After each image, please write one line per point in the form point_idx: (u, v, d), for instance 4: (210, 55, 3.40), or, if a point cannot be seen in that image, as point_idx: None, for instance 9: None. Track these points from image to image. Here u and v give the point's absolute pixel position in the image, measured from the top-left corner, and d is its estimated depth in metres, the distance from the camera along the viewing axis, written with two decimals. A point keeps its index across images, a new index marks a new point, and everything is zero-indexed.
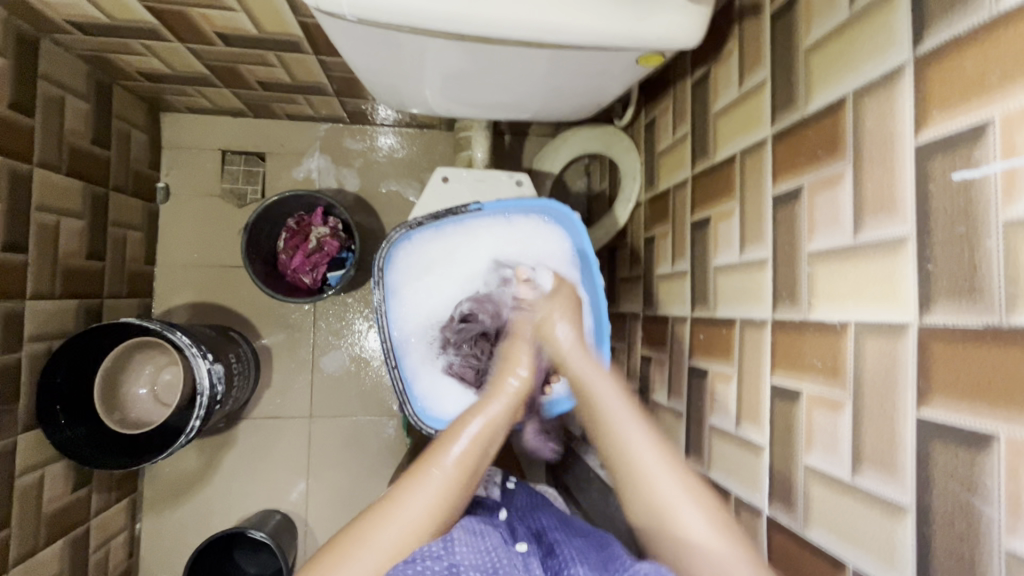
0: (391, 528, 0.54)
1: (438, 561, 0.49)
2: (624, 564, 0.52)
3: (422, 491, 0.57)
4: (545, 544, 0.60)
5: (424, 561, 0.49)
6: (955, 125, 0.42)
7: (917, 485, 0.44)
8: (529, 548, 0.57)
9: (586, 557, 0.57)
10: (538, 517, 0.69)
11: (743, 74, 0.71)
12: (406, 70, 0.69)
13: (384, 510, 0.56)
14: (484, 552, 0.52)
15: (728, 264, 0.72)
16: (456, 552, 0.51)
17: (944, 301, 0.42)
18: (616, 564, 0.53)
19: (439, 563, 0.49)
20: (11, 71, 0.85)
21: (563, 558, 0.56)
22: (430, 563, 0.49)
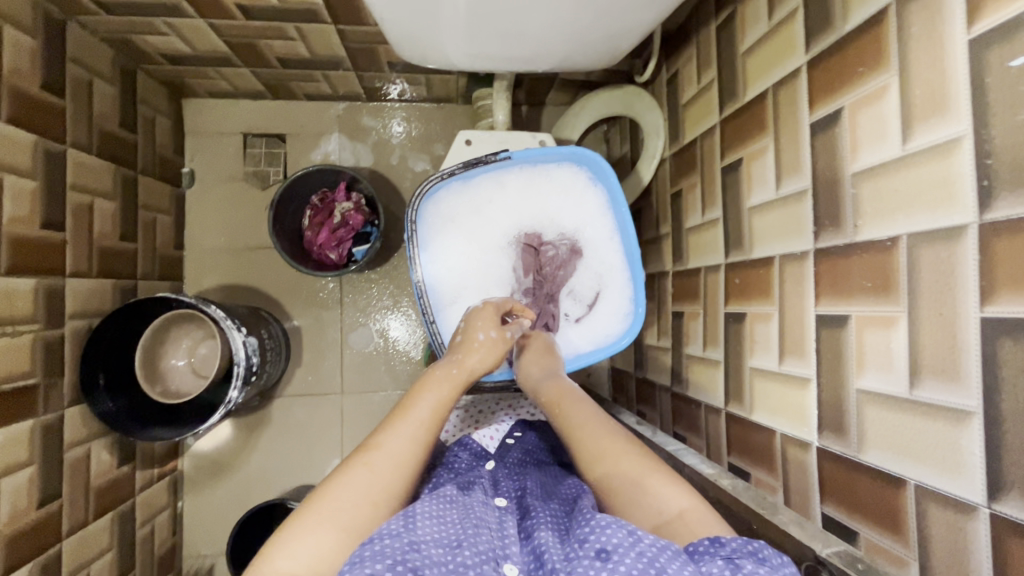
0: (353, 489, 0.53)
1: (398, 538, 0.48)
2: (590, 520, 0.50)
3: (399, 438, 0.58)
4: (523, 505, 0.61)
5: (383, 539, 0.47)
6: (1013, 11, 0.40)
7: (983, 386, 0.42)
8: (506, 510, 0.58)
9: (558, 517, 0.56)
10: (522, 479, 0.67)
11: (772, 6, 0.69)
12: (432, 18, 0.69)
13: (342, 479, 0.54)
14: (447, 525, 0.51)
15: (765, 203, 0.71)
16: (417, 530, 0.50)
17: (1006, 194, 0.41)
18: (583, 522, 0.52)
19: (399, 540, 0.48)
20: (41, 53, 0.87)
21: (538, 520, 0.55)
22: (389, 541, 0.47)
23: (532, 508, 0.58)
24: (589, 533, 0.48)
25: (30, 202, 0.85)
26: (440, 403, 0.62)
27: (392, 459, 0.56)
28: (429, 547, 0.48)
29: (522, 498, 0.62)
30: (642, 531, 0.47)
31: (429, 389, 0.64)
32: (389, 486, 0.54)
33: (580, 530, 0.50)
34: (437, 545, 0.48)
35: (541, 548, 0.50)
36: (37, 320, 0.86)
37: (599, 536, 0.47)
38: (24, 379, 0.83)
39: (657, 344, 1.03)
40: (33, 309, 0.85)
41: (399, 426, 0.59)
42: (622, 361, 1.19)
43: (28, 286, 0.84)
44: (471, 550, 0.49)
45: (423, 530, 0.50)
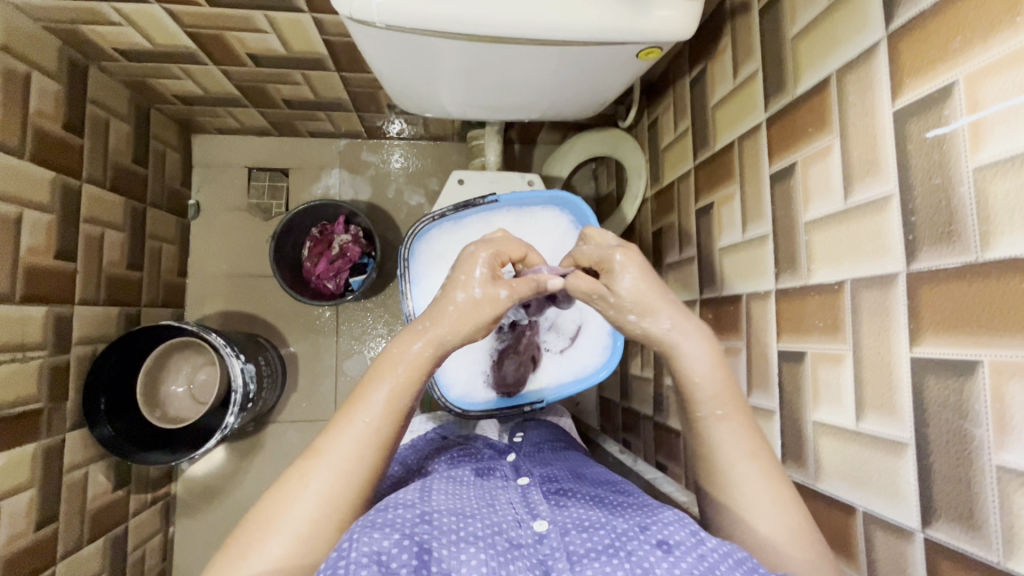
0: (302, 501, 0.52)
1: (410, 509, 0.51)
2: (654, 514, 0.51)
3: (344, 442, 0.54)
4: (551, 483, 0.62)
5: (395, 509, 0.50)
6: (925, 90, 0.46)
7: (914, 420, 0.47)
8: (530, 487, 0.60)
9: (592, 501, 0.57)
10: (550, 466, 0.68)
11: (736, 66, 0.76)
12: (425, 73, 0.74)
13: (290, 491, 0.52)
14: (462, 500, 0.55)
15: (733, 244, 0.76)
16: (431, 502, 0.53)
17: (927, 249, 0.46)
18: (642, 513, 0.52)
19: (410, 510, 0.51)
20: (64, 96, 0.94)
21: (564, 499, 0.57)
22: (402, 511, 0.50)
23: (563, 489, 0.60)
24: (650, 523, 0.49)
25: (46, 234, 0.90)
26: (391, 398, 0.56)
27: (339, 465, 0.53)
28: (440, 516, 0.50)
29: (549, 480, 0.63)
30: (704, 532, 0.47)
31: (379, 381, 0.57)
32: (335, 497, 0.53)
33: (637, 518, 0.51)
34: (449, 514, 0.51)
35: (565, 522, 0.52)
36: (45, 346, 0.90)
37: (661, 528, 0.48)
38: (29, 404, 0.87)
39: (641, 374, 1.07)
40: (42, 335, 0.89)
41: (346, 427, 0.55)
42: (608, 390, 1.23)
43: (38, 313, 0.89)
44: (482, 522, 0.51)
45: (436, 503, 0.53)
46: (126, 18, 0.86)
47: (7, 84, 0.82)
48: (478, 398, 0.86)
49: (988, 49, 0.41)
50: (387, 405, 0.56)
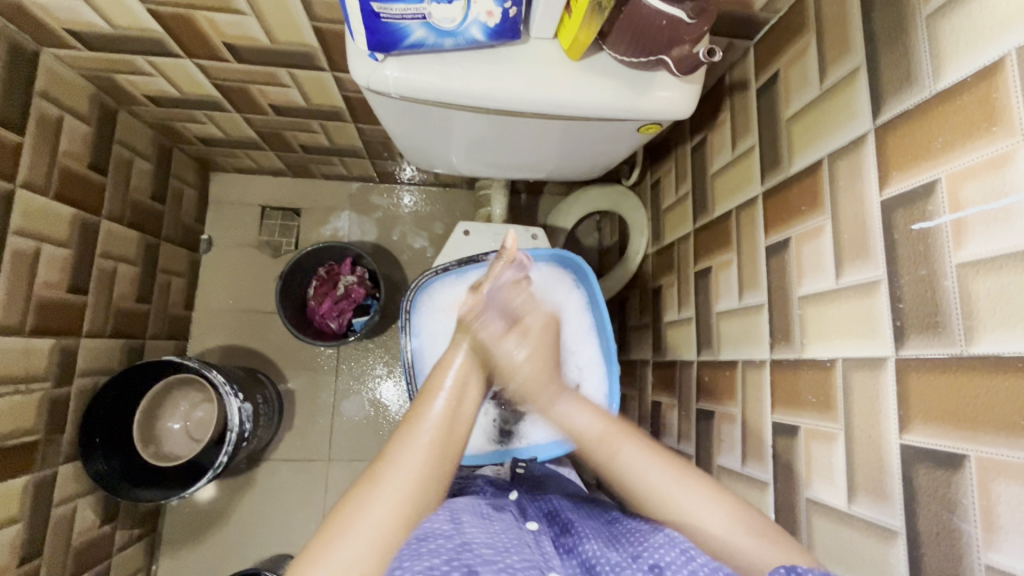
0: (376, 509, 0.53)
1: (449, 540, 0.50)
2: (644, 539, 0.54)
3: (415, 449, 0.58)
4: (557, 521, 0.61)
5: (435, 540, 0.49)
6: (911, 184, 0.48)
7: (904, 507, 0.47)
8: (540, 530, 0.59)
9: (598, 534, 0.58)
10: (550, 498, 0.68)
11: (735, 139, 0.79)
12: (436, 136, 0.77)
13: (364, 494, 0.54)
14: (494, 534, 0.53)
15: (729, 309, 0.77)
16: (465, 533, 0.52)
17: (914, 337, 0.47)
18: (636, 539, 0.55)
19: (450, 540, 0.50)
20: (92, 137, 0.98)
21: (575, 535, 0.57)
22: (442, 541, 0.49)
23: (570, 523, 0.60)
24: (642, 551, 0.52)
25: (62, 268, 0.93)
26: (445, 411, 0.62)
27: (408, 476, 0.56)
28: (479, 547, 0.49)
29: (554, 514, 0.63)
30: (694, 551, 0.50)
31: (442, 387, 0.65)
32: (408, 494, 0.55)
33: (632, 546, 0.54)
34: (487, 547, 0.50)
35: (583, 561, 0.53)
36: (48, 378, 0.91)
37: (653, 553, 0.51)
38: (26, 436, 0.87)
39: None
40: (46, 367, 0.91)
41: (411, 443, 0.58)
42: None
43: (44, 346, 0.90)
44: (518, 555, 0.50)
45: (471, 534, 0.52)
46: (158, 69, 0.91)
47: (40, 128, 0.87)
48: (478, 452, 0.87)
49: (968, 153, 0.43)
50: (441, 420, 0.61)
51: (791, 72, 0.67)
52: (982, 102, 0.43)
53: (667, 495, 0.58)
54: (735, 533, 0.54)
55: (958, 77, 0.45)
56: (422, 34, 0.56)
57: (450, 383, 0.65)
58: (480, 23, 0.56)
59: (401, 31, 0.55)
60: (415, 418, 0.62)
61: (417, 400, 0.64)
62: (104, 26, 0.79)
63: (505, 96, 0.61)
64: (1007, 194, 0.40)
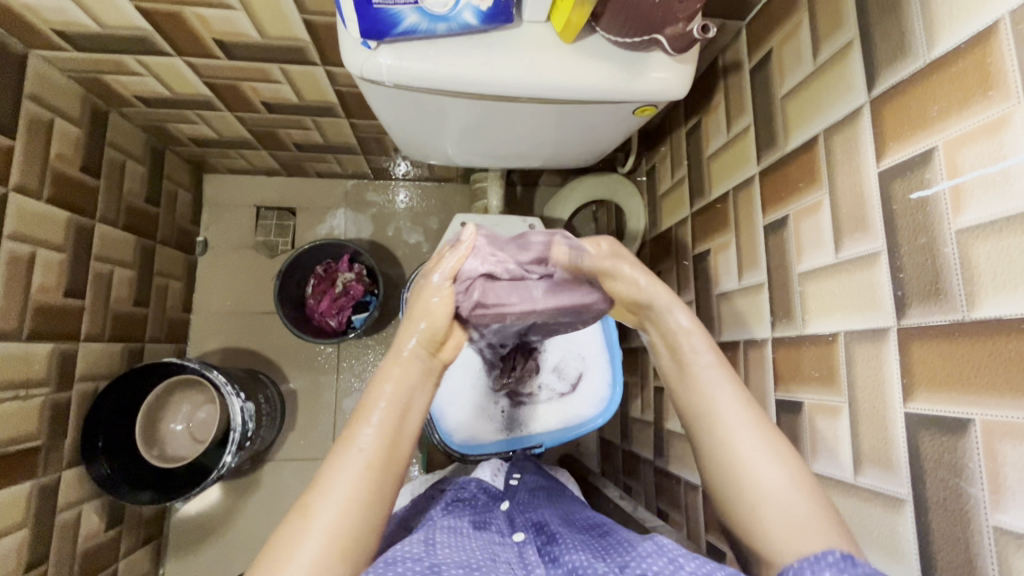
0: (307, 543, 0.47)
1: (417, 562, 0.51)
2: (632, 548, 0.53)
3: (344, 474, 0.51)
4: (543, 532, 0.62)
5: (405, 562, 0.50)
6: (908, 153, 0.48)
7: (911, 475, 0.47)
8: (525, 540, 0.60)
9: (587, 544, 0.58)
10: (539, 510, 0.68)
11: (730, 120, 0.79)
12: (432, 126, 0.77)
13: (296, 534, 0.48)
14: (466, 551, 0.56)
15: (730, 291, 0.77)
16: (437, 555, 0.53)
17: (916, 305, 0.47)
18: (622, 550, 0.54)
19: (419, 563, 0.50)
20: (84, 140, 0.97)
21: (559, 545, 0.58)
22: (409, 564, 0.50)
23: (555, 533, 0.60)
24: (630, 560, 0.51)
25: (58, 272, 0.93)
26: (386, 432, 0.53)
27: (341, 501, 0.50)
28: (448, 567, 0.51)
29: (541, 526, 0.63)
30: (683, 558, 0.49)
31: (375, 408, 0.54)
32: (340, 530, 0.49)
33: (619, 555, 0.53)
34: (457, 566, 0.52)
35: (565, 568, 0.54)
36: (48, 383, 0.91)
37: (639, 562, 0.50)
38: (27, 442, 0.87)
39: (641, 417, 1.06)
40: (45, 372, 0.90)
41: (342, 465, 0.51)
42: (608, 432, 1.22)
43: (43, 351, 0.90)
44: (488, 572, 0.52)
45: (443, 555, 0.53)
46: (148, 68, 0.90)
47: (31, 131, 0.86)
48: (484, 442, 0.87)
49: (964, 119, 0.44)
50: (381, 434, 0.53)
51: (784, 49, 0.67)
52: (977, 67, 0.43)
53: (729, 431, 0.53)
54: (794, 496, 0.48)
55: (952, 44, 0.45)
56: (415, 20, 0.56)
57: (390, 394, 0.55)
58: (473, 6, 0.56)
59: (393, 16, 0.55)
60: (352, 432, 0.53)
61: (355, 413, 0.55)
62: (92, 26, 0.78)
63: (500, 81, 0.60)
64: (1003, 158, 0.41)
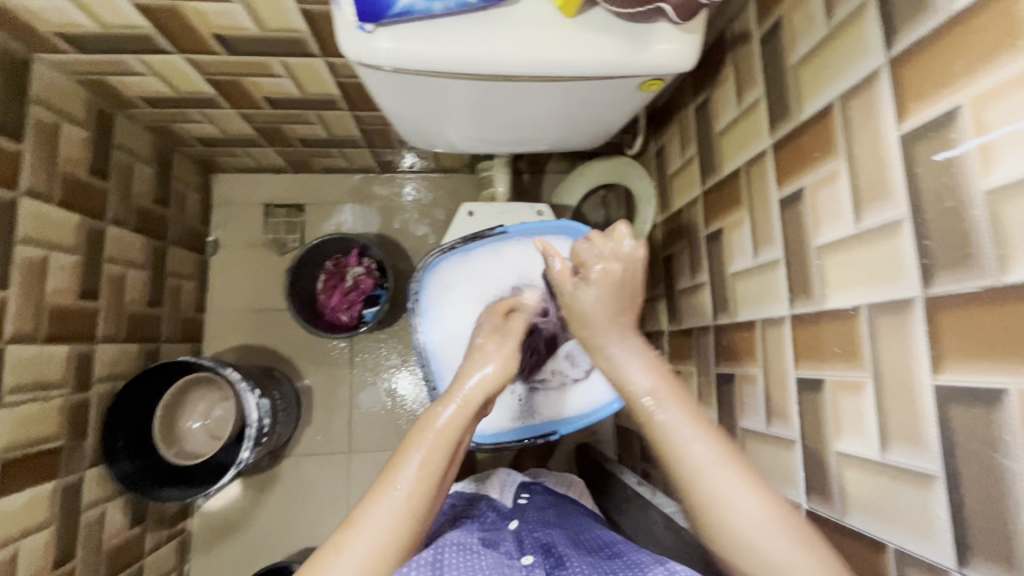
0: (341, 570, 0.51)
1: None
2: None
3: (381, 513, 0.54)
4: (551, 555, 0.60)
5: None
6: (931, 113, 0.46)
7: (942, 451, 0.45)
8: (533, 563, 0.58)
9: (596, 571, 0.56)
10: (548, 530, 0.67)
11: (740, 93, 0.77)
12: (434, 111, 0.76)
13: (376, 497, 0.55)
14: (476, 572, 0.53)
15: (745, 269, 0.75)
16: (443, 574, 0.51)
17: (943, 273, 0.45)
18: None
19: None
20: (91, 143, 0.98)
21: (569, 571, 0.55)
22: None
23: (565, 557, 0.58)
24: None
25: (71, 274, 0.93)
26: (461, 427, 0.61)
27: (372, 538, 0.53)
28: None
29: (550, 548, 0.62)
30: None
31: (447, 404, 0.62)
32: (371, 567, 0.52)
33: None
34: None
35: None
36: (67, 384, 0.92)
37: None
38: (49, 442, 0.88)
39: None
40: (64, 374, 0.91)
41: (379, 503, 0.55)
42: (625, 419, 1.20)
43: (61, 352, 0.91)
44: None
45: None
46: (150, 68, 0.90)
47: (38, 134, 0.86)
48: (500, 430, 0.86)
49: (991, 73, 0.41)
50: (418, 479, 0.56)
51: (795, 15, 0.65)
52: (1004, 16, 0.41)
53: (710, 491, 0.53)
54: (771, 532, 0.50)
55: None
56: None
57: (438, 431, 0.60)
58: None
59: None
60: (394, 471, 0.57)
61: (399, 451, 0.59)
62: (92, 26, 0.78)
63: (500, 60, 0.59)
64: None
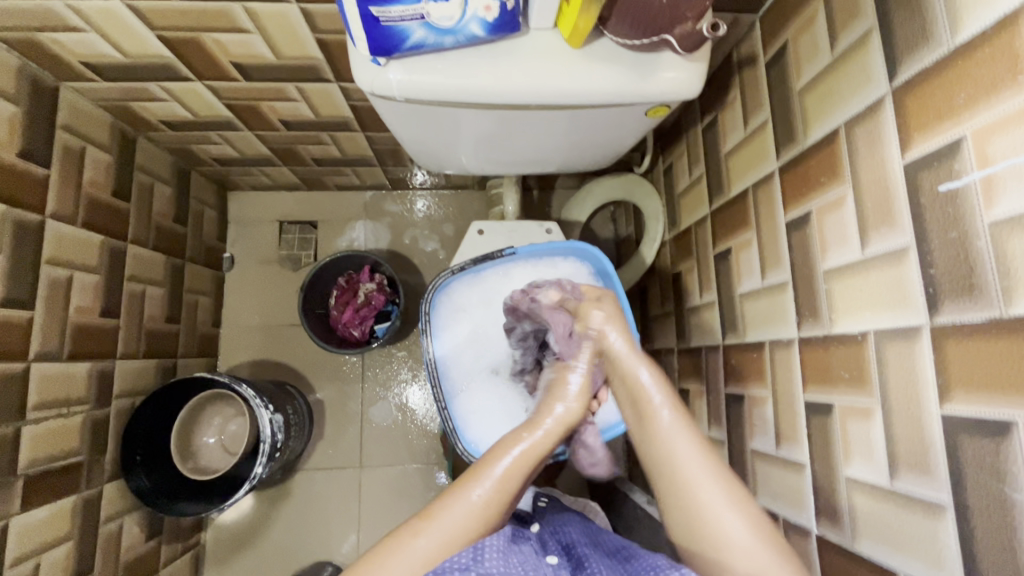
0: (417, 550, 0.57)
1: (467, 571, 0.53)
2: None
3: (459, 508, 0.61)
4: (572, 555, 0.62)
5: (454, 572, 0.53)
6: (934, 144, 0.46)
7: (951, 480, 0.45)
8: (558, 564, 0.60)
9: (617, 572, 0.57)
10: (568, 529, 0.69)
11: (747, 116, 0.77)
12: (444, 136, 0.77)
13: (451, 501, 0.62)
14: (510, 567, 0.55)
15: (753, 290, 0.75)
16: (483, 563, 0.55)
17: (949, 302, 0.45)
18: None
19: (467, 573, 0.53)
20: (114, 165, 1.01)
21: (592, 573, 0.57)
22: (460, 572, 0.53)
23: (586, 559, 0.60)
24: None
25: (94, 293, 0.96)
26: (536, 445, 0.68)
27: (445, 528, 0.59)
28: None
29: (571, 548, 0.64)
30: None
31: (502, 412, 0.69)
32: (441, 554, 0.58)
33: None
34: None
35: None
36: (88, 400, 0.95)
37: None
38: (70, 458, 0.90)
39: None
40: (85, 390, 0.94)
41: (457, 500, 0.62)
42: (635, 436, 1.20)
43: (82, 369, 0.94)
44: None
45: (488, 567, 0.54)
46: (171, 94, 0.93)
47: (65, 159, 0.90)
48: None
49: (993, 107, 0.42)
50: (500, 481, 0.64)
51: (800, 41, 0.65)
52: (1005, 52, 0.41)
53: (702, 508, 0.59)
54: (758, 553, 0.55)
55: (978, 28, 0.43)
56: (422, 35, 0.56)
57: (518, 451, 0.67)
58: (479, 18, 0.56)
59: (400, 33, 0.56)
60: (481, 467, 0.65)
61: (484, 455, 0.67)
62: (118, 57, 0.82)
63: (509, 90, 0.60)
64: None
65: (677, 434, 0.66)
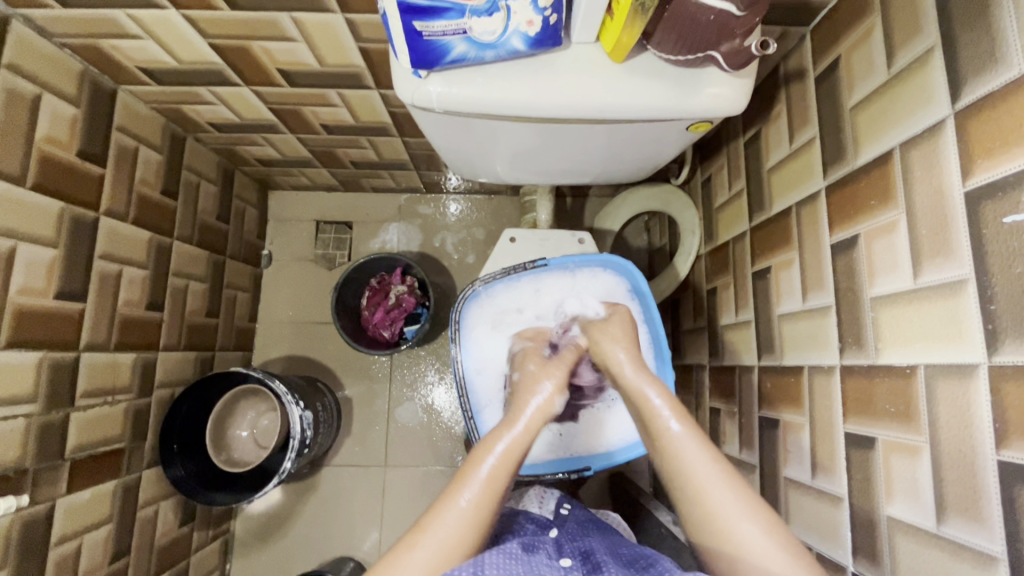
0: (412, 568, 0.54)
1: None
2: None
3: (449, 519, 0.58)
4: (589, 561, 0.63)
5: None
6: (1000, 172, 0.44)
7: (1005, 530, 0.43)
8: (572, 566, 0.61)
9: None
10: (586, 539, 0.70)
11: (793, 132, 0.75)
12: (480, 147, 0.77)
13: (441, 508, 0.59)
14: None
15: (793, 311, 0.73)
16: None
17: (1010, 341, 0.43)
18: None
19: None
20: (164, 164, 1.05)
21: None
22: None
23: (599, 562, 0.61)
24: None
25: (140, 287, 1.01)
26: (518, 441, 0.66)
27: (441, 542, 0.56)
28: None
29: (588, 554, 0.65)
30: None
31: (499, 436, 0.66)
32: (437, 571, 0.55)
33: None
34: None
35: None
36: (131, 389, 0.99)
37: None
38: (113, 444, 0.94)
39: None
40: (129, 379, 0.98)
41: (448, 510, 0.59)
42: None
43: (127, 360, 0.98)
44: None
45: None
46: (219, 97, 0.96)
47: (119, 158, 0.94)
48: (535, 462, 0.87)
49: None
50: (488, 486, 0.61)
51: (854, 56, 0.63)
52: None
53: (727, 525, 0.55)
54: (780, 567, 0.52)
55: None
56: (464, 48, 0.56)
57: (499, 449, 0.65)
58: (521, 32, 0.56)
59: (442, 47, 0.56)
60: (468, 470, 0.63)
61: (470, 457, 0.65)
62: (172, 62, 0.85)
63: (549, 104, 0.60)
64: None
65: (688, 439, 0.63)
